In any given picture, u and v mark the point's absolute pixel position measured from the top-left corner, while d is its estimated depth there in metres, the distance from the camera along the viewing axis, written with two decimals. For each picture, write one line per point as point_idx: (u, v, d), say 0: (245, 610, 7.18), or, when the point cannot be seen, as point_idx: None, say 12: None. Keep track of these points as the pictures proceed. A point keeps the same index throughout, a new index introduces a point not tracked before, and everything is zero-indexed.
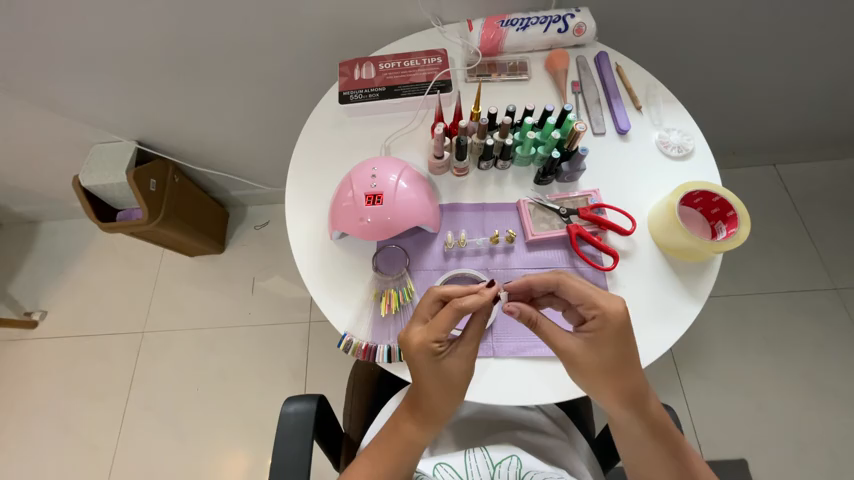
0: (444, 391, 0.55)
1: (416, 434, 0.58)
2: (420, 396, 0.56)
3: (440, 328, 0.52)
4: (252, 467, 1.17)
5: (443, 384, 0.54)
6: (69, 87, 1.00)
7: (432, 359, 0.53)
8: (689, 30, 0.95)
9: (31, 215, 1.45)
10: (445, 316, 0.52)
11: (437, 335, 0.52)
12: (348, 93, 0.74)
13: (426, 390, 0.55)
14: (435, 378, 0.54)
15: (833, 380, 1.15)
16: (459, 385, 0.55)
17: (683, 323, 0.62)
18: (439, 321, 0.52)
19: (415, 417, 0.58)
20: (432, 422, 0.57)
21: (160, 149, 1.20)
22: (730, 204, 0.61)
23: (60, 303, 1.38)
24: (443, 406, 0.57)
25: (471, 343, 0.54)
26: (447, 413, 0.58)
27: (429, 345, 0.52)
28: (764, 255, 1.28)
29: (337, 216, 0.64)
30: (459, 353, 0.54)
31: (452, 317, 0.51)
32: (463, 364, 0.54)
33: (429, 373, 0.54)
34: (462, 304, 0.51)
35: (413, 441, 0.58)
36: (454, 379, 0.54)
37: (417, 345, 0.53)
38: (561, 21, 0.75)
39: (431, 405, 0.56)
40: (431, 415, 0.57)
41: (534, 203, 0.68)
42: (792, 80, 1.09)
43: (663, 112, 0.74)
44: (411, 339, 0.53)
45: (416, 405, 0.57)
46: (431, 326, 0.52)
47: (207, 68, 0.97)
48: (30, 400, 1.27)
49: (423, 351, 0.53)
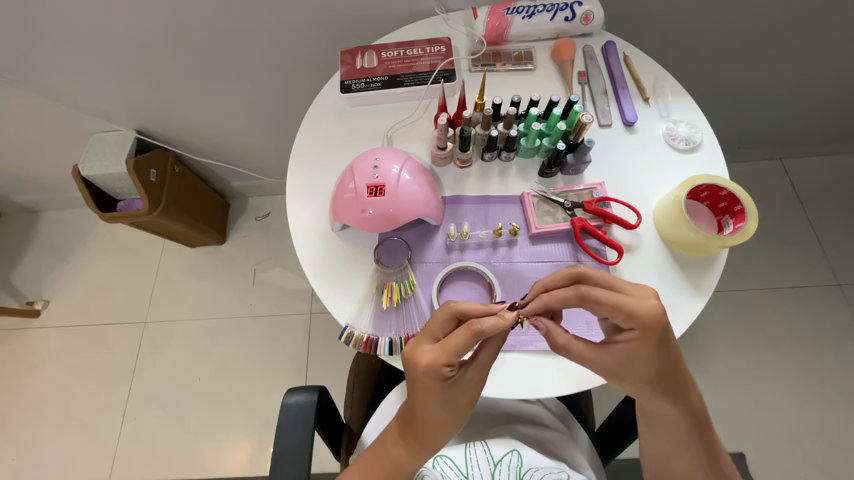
0: (444, 417, 0.52)
1: (407, 458, 0.55)
2: (418, 421, 0.53)
3: (453, 350, 0.48)
4: (253, 456, 1.18)
5: (446, 408, 0.52)
6: (66, 76, 0.99)
7: (439, 382, 0.49)
8: (699, 18, 0.93)
9: (31, 204, 1.44)
10: (462, 338, 0.47)
11: (450, 358, 0.48)
12: (350, 83, 0.73)
13: (426, 414, 0.52)
14: (438, 403, 0.51)
15: (835, 376, 1.15)
16: (459, 412, 0.52)
17: (688, 317, 0.62)
18: (453, 342, 0.47)
19: (409, 443, 0.54)
20: (424, 450, 0.55)
21: (160, 139, 1.19)
22: (738, 198, 0.60)
23: (62, 292, 1.38)
24: (441, 434, 0.54)
25: (481, 370, 0.51)
26: (441, 440, 0.55)
27: (439, 368, 0.48)
28: (768, 250, 1.27)
29: (338, 208, 0.64)
30: (467, 378, 0.50)
31: (469, 340, 0.47)
32: (470, 389, 0.51)
33: (432, 396, 0.50)
34: (481, 328, 0.46)
35: (405, 464, 0.56)
36: (457, 405, 0.51)
37: (425, 366, 0.48)
38: (569, 9, 0.73)
39: (427, 433, 0.53)
40: (424, 443, 0.54)
41: (538, 195, 0.67)
42: (801, 72, 1.07)
43: (671, 104, 0.73)
44: (420, 360, 0.49)
45: (413, 431, 0.54)
46: (445, 348, 0.48)
47: (206, 56, 0.96)
48: (33, 387, 1.28)
49: (429, 374, 0.48)
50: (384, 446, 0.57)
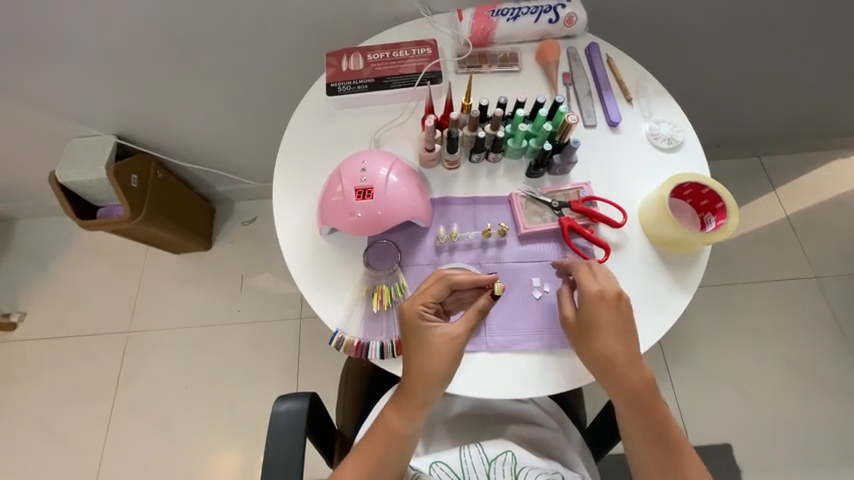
0: (424, 369, 0.55)
1: (395, 421, 0.56)
2: (404, 375, 0.56)
3: (429, 293, 0.56)
4: (243, 466, 1.16)
5: (423, 356, 0.55)
6: (41, 82, 0.96)
7: (419, 324, 0.55)
8: (675, 22, 0.95)
9: (6, 213, 1.39)
10: (434, 285, 0.56)
11: (427, 300, 0.56)
12: (336, 85, 0.73)
13: (409, 363, 0.56)
14: (418, 347, 0.55)
15: (815, 365, 1.19)
16: (439, 365, 0.54)
17: (674, 314, 0.63)
18: (430, 288, 0.56)
19: (396, 403, 0.56)
20: (410, 409, 0.55)
21: (140, 144, 1.16)
22: (719, 196, 0.62)
23: (40, 303, 1.34)
24: (422, 392, 0.55)
25: (460, 324, 0.55)
26: (426, 401, 0.55)
27: (416, 308, 0.56)
28: (749, 245, 1.30)
29: (326, 212, 0.63)
30: (446, 328, 0.55)
31: (440, 286, 0.56)
32: (448, 338, 0.55)
33: (414, 339, 0.56)
34: (449, 275, 0.56)
35: (391, 431, 0.56)
36: (435, 356, 0.54)
37: (407, 308, 0.56)
38: (552, 11, 0.74)
39: (410, 388, 0.55)
40: (409, 401, 0.55)
41: (526, 196, 0.67)
42: (772, 74, 1.11)
43: (653, 104, 0.74)
44: (403, 305, 0.57)
45: (399, 392, 0.56)
46: (423, 293, 0.56)
47: (189, 60, 0.94)
48: (9, 402, 1.24)
49: (410, 314, 0.55)
50: (378, 416, 0.58)
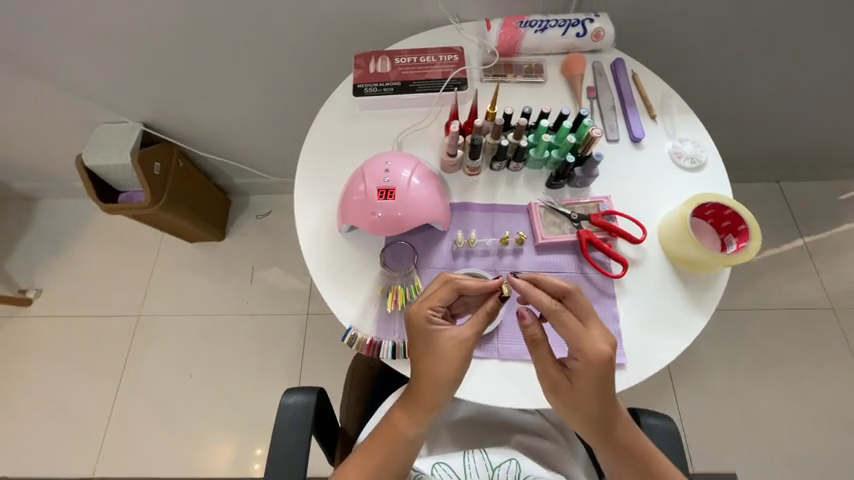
0: (433, 373, 0.55)
1: (403, 423, 0.56)
2: (412, 378, 0.56)
3: (436, 297, 0.56)
4: (241, 457, 1.16)
5: (431, 360, 0.55)
6: (76, 68, 0.99)
7: (427, 328, 0.55)
8: (702, 42, 0.95)
9: (30, 192, 1.43)
10: (442, 289, 0.56)
11: (434, 304, 0.55)
12: (362, 86, 0.74)
13: (416, 367, 0.56)
14: (426, 351, 0.55)
15: (827, 397, 1.16)
16: (448, 369, 0.54)
17: (689, 335, 0.62)
18: (438, 293, 0.56)
19: (404, 405, 0.57)
20: (419, 411, 0.56)
21: (165, 133, 1.18)
22: (742, 218, 0.61)
23: (56, 282, 1.36)
24: (430, 394, 0.55)
25: (469, 328, 0.55)
26: (436, 403, 0.56)
27: (423, 312, 0.55)
28: (765, 271, 1.28)
29: (347, 210, 0.64)
30: (454, 332, 0.55)
31: (448, 291, 0.56)
32: (457, 342, 0.55)
33: (421, 343, 0.55)
34: (457, 280, 0.56)
35: (398, 433, 0.56)
36: (444, 359, 0.54)
37: (413, 312, 0.56)
38: (580, 25, 0.75)
39: (419, 390, 0.55)
40: (418, 403, 0.56)
41: (545, 206, 0.67)
42: (798, 99, 1.10)
43: (677, 122, 0.74)
44: (409, 309, 0.56)
45: (408, 394, 0.57)
46: (430, 297, 0.56)
47: (219, 54, 0.96)
48: (18, 377, 1.26)
49: (418, 318, 0.55)
50: (385, 417, 0.59)
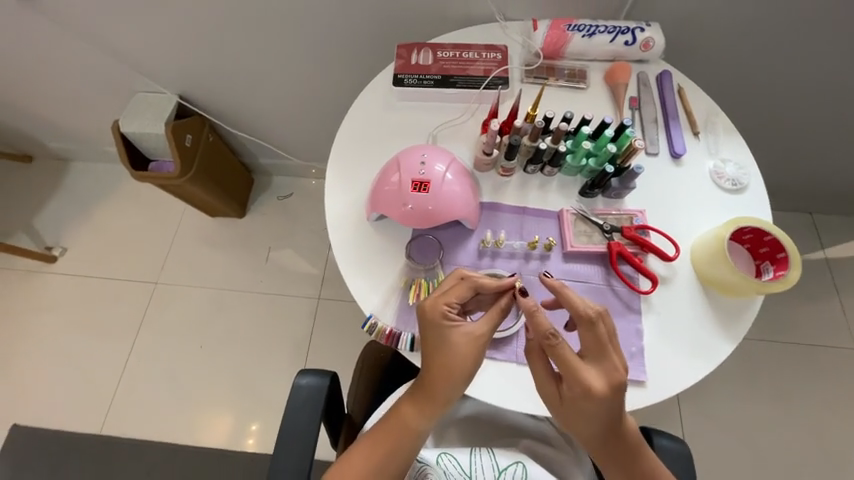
0: (446, 368, 0.54)
1: (413, 417, 0.56)
2: (424, 373, 0.56)
3: (451, 293, 0.55)
4: (240, 431, 1.19)
5: (445, 356, 0.54)
6: (121, 34, 1.01)
7: (441, 324, 0.54)
8: (752, 62, 0.92)
9: (63, 152, 1.47)
10: (458, 286, 0.55)
11: (450, 300, 0.55)
12: (403, 77, 0.74)
13: (428, 363, 0.55)
14: (441, 346, 0.55)
15: (839, 439, 1.13)
16: (461, 365, 0.54)
17: (714, 359, 0.61)
18: (454, 289, 0.55)
19: (415, 399, 0.56)
20: (430, 405, 0.55)
21: (198, 106, 1.20)
22: (783, 246, 0.59)
23: (80, 242, 1.40)
24: (443, 390, 0.55)
25: (484, 325, 0.55)
26: (447, 398, 0.55)
27: (438, 308, 0.54)
28: (789, 303, 1.24)
29: (378, 198, 0.64)
30: (468, 328, 0.55)
31: (464, 288, 0.55)
32: (472, 338, 0.54)
33: (434, 339, 0.55)
34: (473, 277, 0.55)
35: (407, 427, 0.56)
36: (458, 355, 0.54)
37: (427, 307, 0.55)
38: (630, 33, 0.73)
39: (431, 385, 0.55)
40: (430, 397, 0.55)
41: (577, 214, 0.66)
42: (845, 130, 1.06)
43: (721, 141, 0.72)
44: (423, 304, 0.56)
45: (420, 388, 0.56)
46: (445, 293, 0.55)
47: (260, 34, 0.97)
48: (37, 329, 1.30)
49: (433, 313, 0.54)
50: (393, 409, 0.58)
